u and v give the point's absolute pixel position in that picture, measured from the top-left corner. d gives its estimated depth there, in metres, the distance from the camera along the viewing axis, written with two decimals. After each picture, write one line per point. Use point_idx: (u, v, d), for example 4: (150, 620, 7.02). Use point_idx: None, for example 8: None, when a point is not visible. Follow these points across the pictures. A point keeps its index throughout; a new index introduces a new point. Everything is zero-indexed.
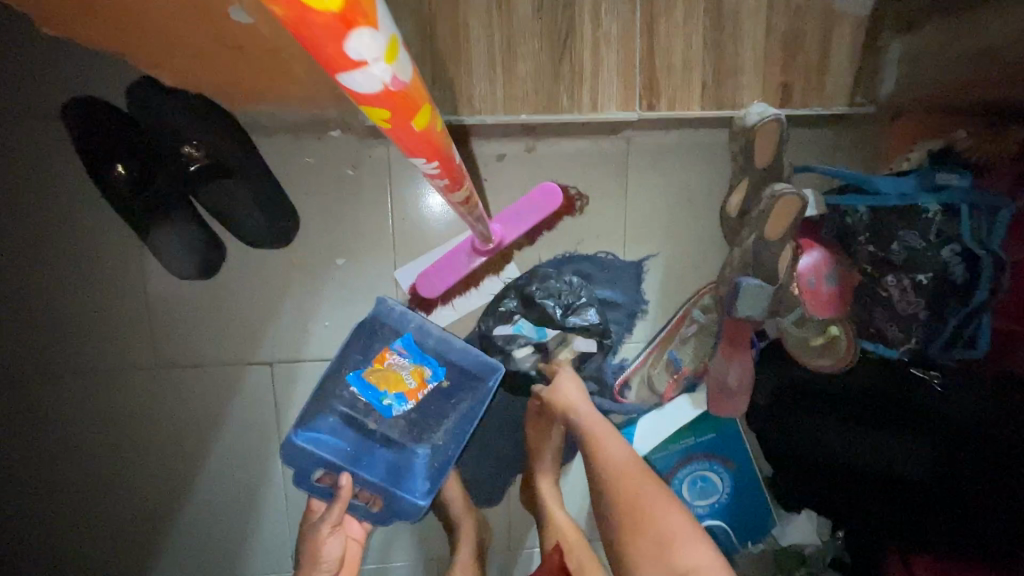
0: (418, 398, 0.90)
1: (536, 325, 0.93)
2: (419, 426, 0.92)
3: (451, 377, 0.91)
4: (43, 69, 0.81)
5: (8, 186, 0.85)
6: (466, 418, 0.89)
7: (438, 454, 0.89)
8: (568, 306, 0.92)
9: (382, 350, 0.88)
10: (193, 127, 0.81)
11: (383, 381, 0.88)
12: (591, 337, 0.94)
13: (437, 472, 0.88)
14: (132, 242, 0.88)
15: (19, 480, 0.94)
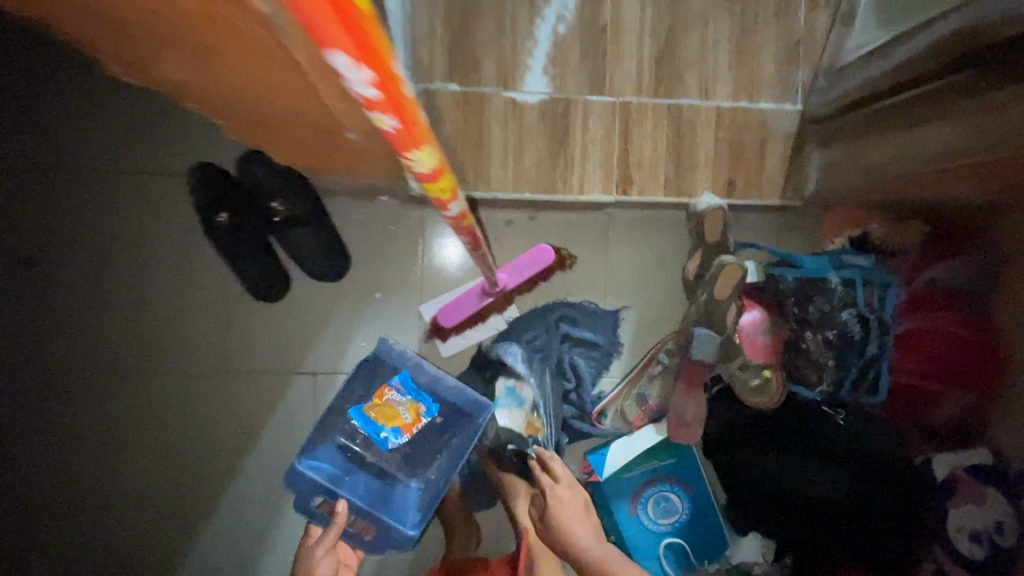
0: (411, 432, 1.07)
1: (505, 391, 1.11)
2: (415, 462, 1.11)
3: (445, 415, 1.12)
4: (181, 144, 1.12)
5: (137, 224, 1.13)
6: (455, 454, 1.08)
7: (429, 486, 1.06)
8: (569, 333, 1.18)
9: (382, 386, 1.07)
10: (280, 189, 1.07)
11: (381, 415, 1.04)
12: (585, 357, 1.20)
13: (427, 504, 1.04)
14: (220, 272, 1.14)
15: (99, 459, 1.15)
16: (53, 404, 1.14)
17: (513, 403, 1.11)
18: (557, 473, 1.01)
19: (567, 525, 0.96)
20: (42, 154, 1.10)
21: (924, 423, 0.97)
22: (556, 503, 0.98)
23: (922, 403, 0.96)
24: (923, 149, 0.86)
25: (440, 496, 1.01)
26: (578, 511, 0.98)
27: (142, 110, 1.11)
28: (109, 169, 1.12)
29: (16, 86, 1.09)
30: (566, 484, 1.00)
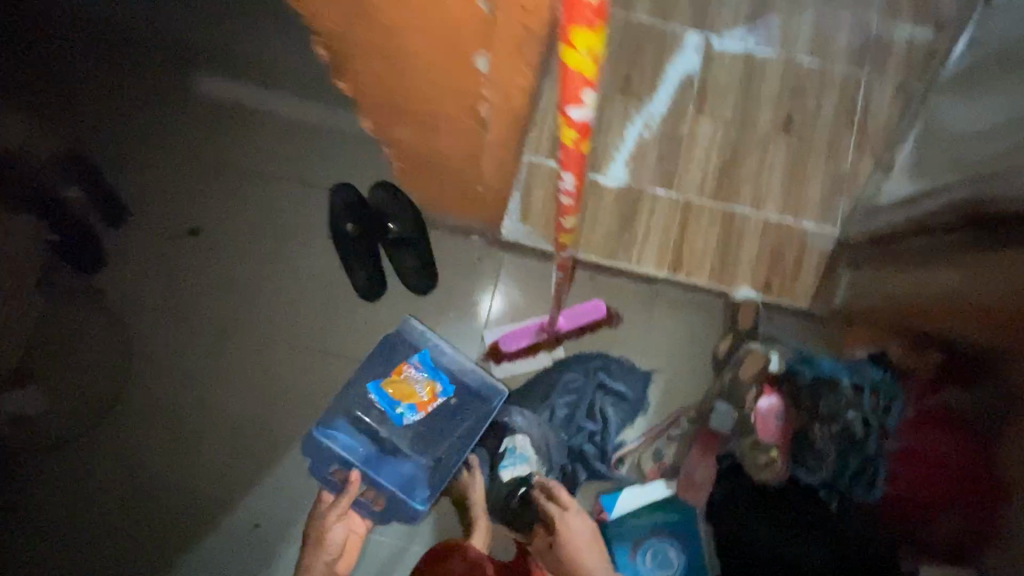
0: (427, 410, 1.28)
1: (518, 453, 1.28)
2: (428, 440, 1.29)
3: (460, 397, 1.31)
4: (331, 168, 1.43)
5: (281, 220, 1.43)
6: (465, 434, 1.28)
7: (439, 464, 1.27)
8: (606, 381, 1.34)
9: (402, 365, 1.30)
10: (399, 216, 1.35)
11: (400, 391, 1.27)
12: (614, 406, 1.35)
13: (435, 482, 1.26)
14: (333, 270, 1.40)
15: (194, 399, 1.38)
16: (175, 346, 1.39)
17: (514, 461, 1.28)
18: (562, 501, 1.20)
19: (575, 547, 1.15)
20: (235, 155, 1.45)
21: (912, 529, 1.11)
22: (564, 527, 1.17)
23: (917, 514, 1.10)
24: (923, 291, 1.05)
25: (448, 478, 1.24)
26: (583, 534, 1.17)
27: (311, 138, 1.44)
28: (274, 175, 1.44)
29: (228, 106, 1.46)
30: (571, 511, 1.19)
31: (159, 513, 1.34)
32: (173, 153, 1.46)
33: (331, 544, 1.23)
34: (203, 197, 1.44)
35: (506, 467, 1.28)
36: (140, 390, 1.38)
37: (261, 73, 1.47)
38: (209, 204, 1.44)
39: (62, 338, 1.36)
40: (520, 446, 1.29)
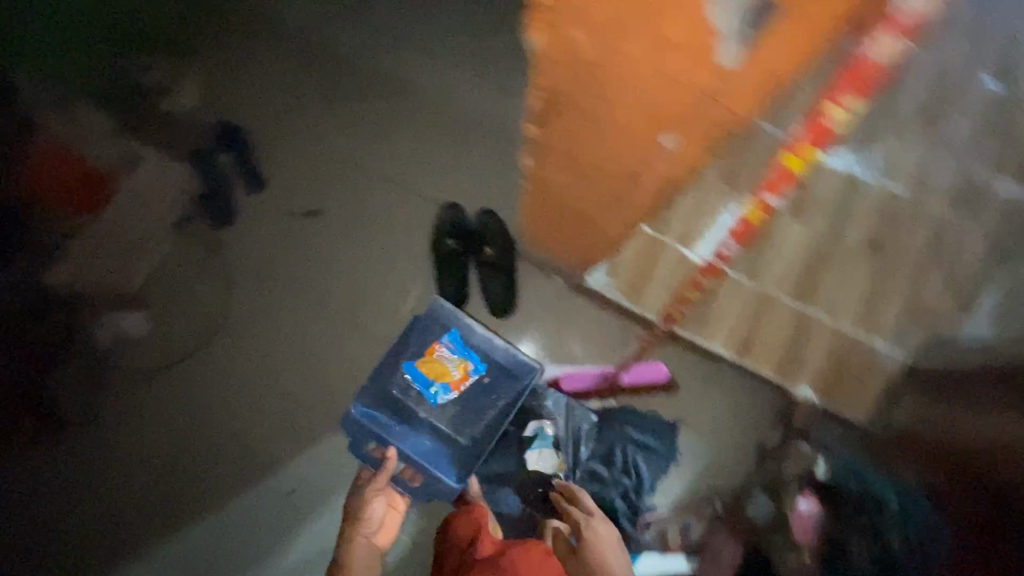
0: (459, 388, 1.33)
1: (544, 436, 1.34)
2: (463, 418, 1.33)
3: (492, 376, 1.35)
4: (441, 181, 1.54)
5: (386, 219, 1.56)
6: (501, 412, 1.32)
7: (476, 442, 1.31)
8: (645, 441, 1.38)
9: (433, 344, 1.36)
10: (496, 243, 1.48)
11: (433, 370, 1.33)
12: (650, 469, 1.38)
13: (471, 460, 1.29)
14: (422, 275, 1.52)
15: (272, 360, 1.50)
16: (267, 308, 1.53)
17: (542, 444, 1.34)
18: (585, 503, 1.24)
19: (601, 550, 1.17)
20: (359, 150, 1.58)
21: None
22: (591, 530, 1.19)
23: None
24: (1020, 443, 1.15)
25: (484, 454, 1.28)
26: (608, 539, 1.19)
27: (428, 149, 1.55)
28: (389, 177, 1.57)
29: (365, 107, 1.61)
30: (597, 516, 1.21)
31: (216, 457, 1.45)
32: (305, 134, 1.59)
33: (371, 519, 1.31)
34: (325, 183, 1.58)
35: (533, 449, 1.34)
36: (227, 342, 1.50)
37: None
38: (329, 190, 1.58)
39: (178, 280, 1.53)
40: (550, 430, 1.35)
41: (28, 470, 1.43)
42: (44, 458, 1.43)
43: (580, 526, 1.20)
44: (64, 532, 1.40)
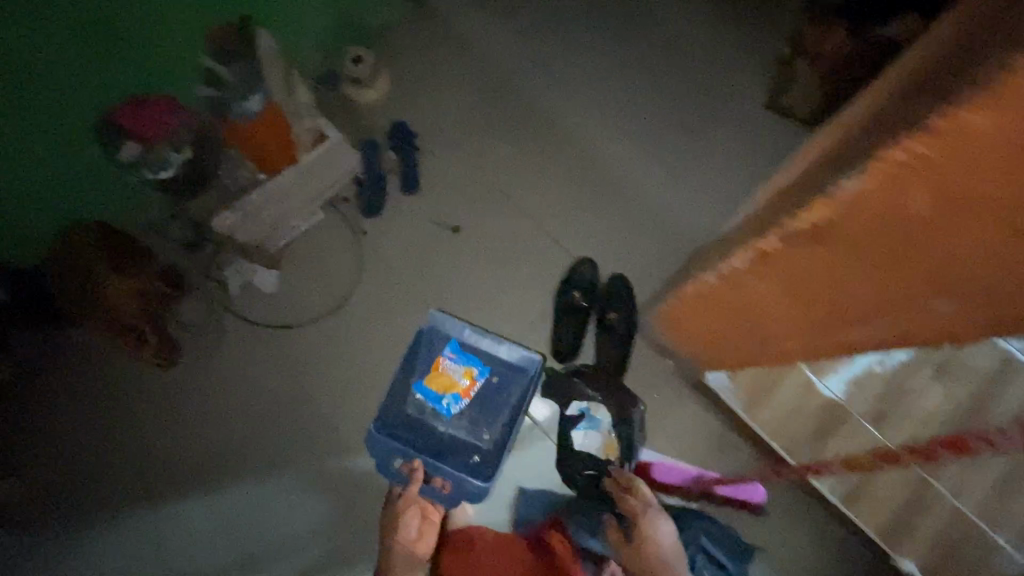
0: (470, 395, 1.34)
1: (586, 421, 1.43)
2: (479, 419, 1.35)
3: (501, 374, 1.39)
4: (587, 241, 1.60)
5: (522, 256, 1.60)
6: (514, 407, 1.36)
7: (496, 441, 1.34)
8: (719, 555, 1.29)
9: (437, 359, 1.38)
10: (622, 312, 1.48)
11: (442, 384, 1.33)
12: None
13: (494, 458, 1.32)
14: (541, 319, 1.53)
15: (375, 354, 1.53)
16: (386, 303, 1.57)
17: (588, 426, 1.43)
18: (640, 495, 1.23)
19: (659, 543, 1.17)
20: (517, 187, 1.66)
21: None
22: (648, 521, 1.19)
23: None
24: None
25: (505, 450, 1.31)
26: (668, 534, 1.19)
27: (583, 209, 1.63)
28: (536, 220, 1.63)
29: (533, 149, 1.68)
30: (654, 508, 1.20)
31: (301, 429, 1.49)
32: (473, 157, 1.67)
33: (407, 531, 1.27)
34: (476, 206, 1.64)
35: (580, 428, 1.43)
36: (343, 325, 1.55)
37: (574, 139, 1.68)
38: (478, 212, 1.64)
39: (316, 253, 1.60)
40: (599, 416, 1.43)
41: (135, 392, 1.48)
42: (152, 385, 1.49)
43: (634, 518, 1.21)
44: (145, 456, 1.45)
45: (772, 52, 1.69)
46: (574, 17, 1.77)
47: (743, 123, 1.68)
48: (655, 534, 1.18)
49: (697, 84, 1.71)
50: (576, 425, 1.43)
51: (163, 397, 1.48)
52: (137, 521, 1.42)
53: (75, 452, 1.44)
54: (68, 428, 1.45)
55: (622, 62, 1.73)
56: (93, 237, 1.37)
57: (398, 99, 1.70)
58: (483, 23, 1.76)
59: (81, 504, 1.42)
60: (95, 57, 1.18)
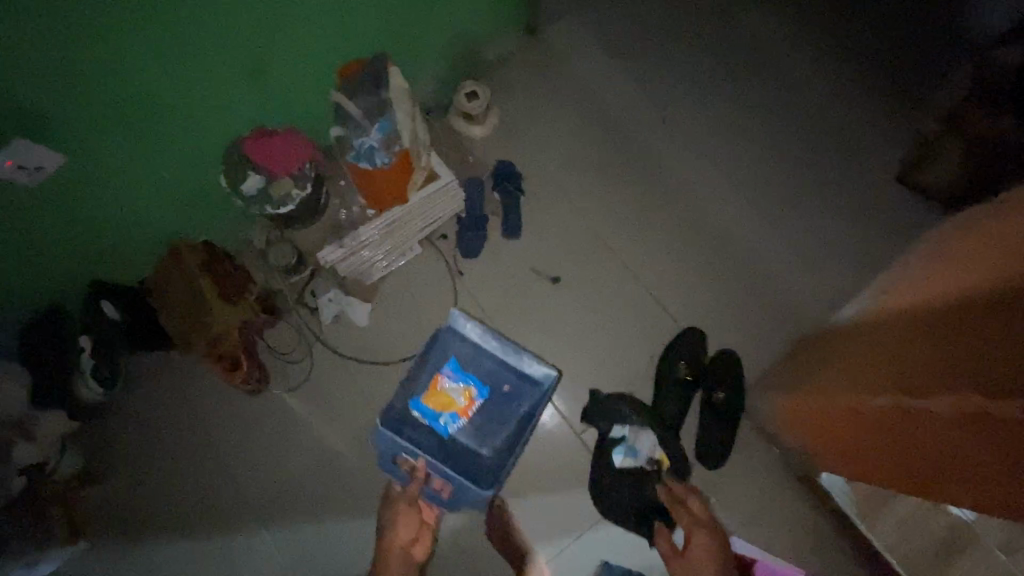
0: (468, 414, 1.32)
1: (624, 443, 1.40)
2: (485, 427, 1.33)
3: (512, 384, 1.37)
4: (692, 306, 1.52)
5: (622, 315, 1.52)
6: (522, 420, 1.33)
7: (499, 451, 1.32)
8: None
9: (436, 377, 1.34)
10: (729, 392, 1.41)
11: (439, 402, 1.31)
12: None
13: (497, 467, 1.30)
14: (639, 386, 1.46)
15: None
16: None
17: (629, 450, 1.39)
18: (693, 505, 1.25)
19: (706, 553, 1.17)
20: (623, 241, 1.57)
21: None
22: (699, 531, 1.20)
23: None
24: None
25: (511, 462, 1.28)
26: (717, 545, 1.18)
27: (689, 272, 1.55)
28: (640, 278, 1.54)
29: (641, 201, 1.60)
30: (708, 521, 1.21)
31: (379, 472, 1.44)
32: (580, 204, 1.59)
33: (405, 533, 1.25)
34: (579, 257, 1.57)
35: (619, 451, 1.39)
36: None
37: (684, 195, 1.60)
38: (578, 262, 1.56)
39: (409, 287, 1.53)
40: (639, 440, 1.39)
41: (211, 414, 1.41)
42: (233, 409, 1.42)
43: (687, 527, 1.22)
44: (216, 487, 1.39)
45: (909, 124, 1.58)
46: (702, 65, 1.67)
47: (872, 198, 1.56)
48: (711, 546, 1.17)
49: (825, 148, 1.60)
50: (615, 448, 1.40)
51: (241, 422, 1.42)
52: (198, 551, 1.36)
53: (147, 470, 1.38)
54: (144, 445, 1.40)
55: (749, 117, 1.63)
56: (201, 258, 1.35)
57: (509, 136, 1.63)
58: (606, 64, 1.68)
59: (145, 526, 1.35)
60: (236, 84, 1.15)
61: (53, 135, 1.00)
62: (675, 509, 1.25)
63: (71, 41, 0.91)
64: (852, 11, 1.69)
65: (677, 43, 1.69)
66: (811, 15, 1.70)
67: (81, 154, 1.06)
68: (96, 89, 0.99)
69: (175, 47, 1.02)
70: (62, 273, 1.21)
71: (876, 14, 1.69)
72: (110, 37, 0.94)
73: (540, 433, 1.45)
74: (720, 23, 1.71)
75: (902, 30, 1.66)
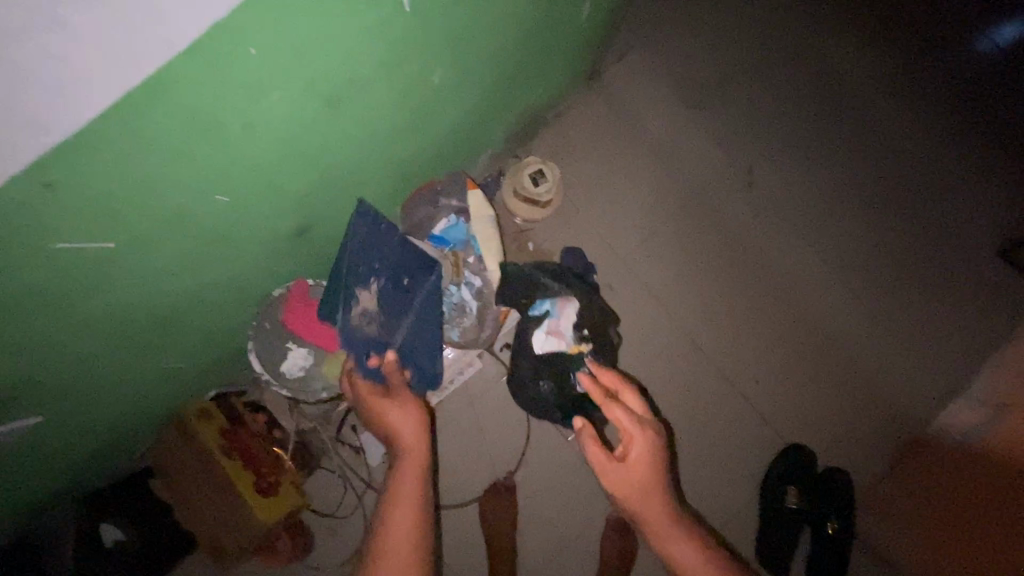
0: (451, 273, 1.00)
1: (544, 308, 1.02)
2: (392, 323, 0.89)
3: (415, 271, 0.92)
4: (792, 411, 1.36)
5: (718, 427, 1.35)
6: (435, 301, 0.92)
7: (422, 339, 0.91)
8: None
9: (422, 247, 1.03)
10: (845, 521, 1.29)
11: None
12: None
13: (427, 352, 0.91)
14: (741, 508, 1.31)
15: (547, 546, 1.27)
16: (558, 480, 1.30)
17: (552, 325, 1.02)
18: (627, 395, 0.85)
19: (655, 449, 0.78)
20: (712, 338, 1.38)
21: None
22: (642, 426, 0.79)
23: None
24: None
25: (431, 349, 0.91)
26: (660, 436, 0.80)
27: (787, 370, 1.38)
28: (733, 380, 1.37)
29: (728, 285, 1.40)
30: (638, 400, 0.85)
31: None
32: (658, 295, 1.38)
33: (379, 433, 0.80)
34: (665, 360, 1.36)
35: (538, 327, 1.02)
36: (507, 509, 1.27)
37: (773, 278, 1.42)
38: (663, 365, 1.36)
39: (477, 411, 1.31)
40: (563, 314, 1.03)
41: None
42: None
43: (624, 429, 0.79)
44: None
45: (1000, 190, 1.47)
46: (777, 125, 1.49)
47: (974, 277, 1.42)
48: (656, 450, 0.78)
49: (917, 222, 1.45)
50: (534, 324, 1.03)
51: None
52: None
53: None
54: None
55: (836, 189, 1.46)
56: (216, 428, 1.02)
57: (573, 220, 1.38)
58: (678, 127, 1.46)
59: None
60: (277, 258, 0.79)
61: (24, 410, 0.64)
62: (608, 406, 0.81)
63: (56, 317, 0.54)
64: (927, 66, 1.56)
65: (751, 104, 1.50)
66: (890, 68, 1.55)
67: (70, 405, 0.70)
68: (88, 343, 0.62)
69: (207, 263, 0.65)
70: (31, 502, 0.88)
71: (952, 69, 1.57)
72: (104, 285, 0.55)
73: (500, 409, 1.32)
74: (795, 79, 1.53)
75: (978, 87, 1.55)
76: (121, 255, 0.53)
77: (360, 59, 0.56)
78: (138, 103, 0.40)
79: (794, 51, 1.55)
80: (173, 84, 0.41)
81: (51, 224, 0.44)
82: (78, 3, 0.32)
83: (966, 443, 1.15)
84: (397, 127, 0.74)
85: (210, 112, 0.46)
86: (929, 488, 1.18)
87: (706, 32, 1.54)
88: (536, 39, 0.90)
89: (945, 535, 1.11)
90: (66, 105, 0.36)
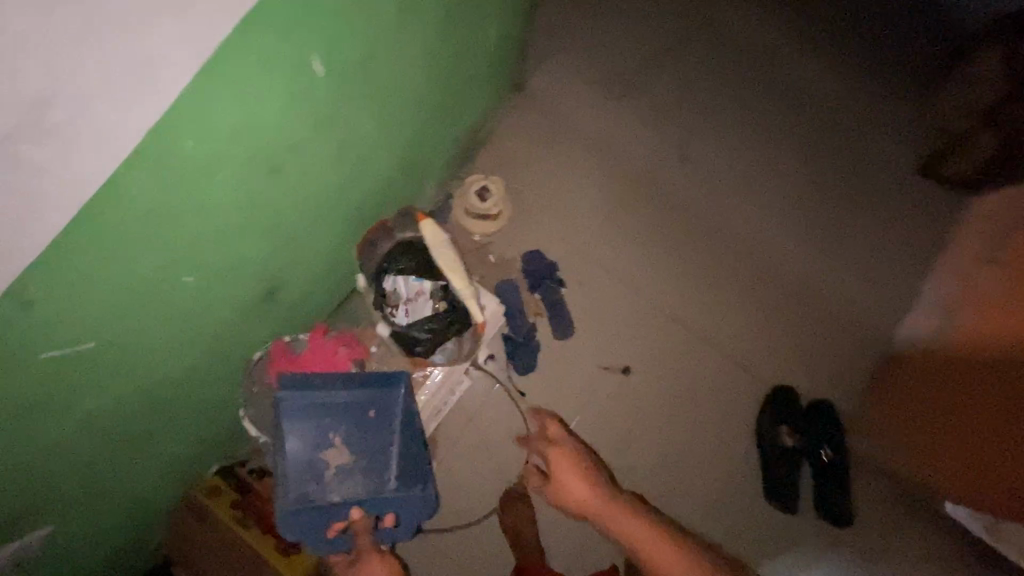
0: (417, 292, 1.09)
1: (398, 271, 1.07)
2: (370, 468, 1.01)
3: (375, 406, 1.02)
4: (769, 356, 1.44)
5: (706, 386, 1.41)
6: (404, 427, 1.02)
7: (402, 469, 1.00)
8: None
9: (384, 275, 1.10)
10: (837, 447, 1.37)
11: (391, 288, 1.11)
12: None
13: (412, 477, 1.00)
14: (743, 456, 1.38)
15: (571, 537, 1.31)
16: None
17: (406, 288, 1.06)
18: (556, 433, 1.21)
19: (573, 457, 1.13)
20: (682, 306, 1.46)
21: None
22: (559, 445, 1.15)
23: None
24: None
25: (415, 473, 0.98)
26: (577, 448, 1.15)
27: (756, 319, 1.46)
28: (709, 339, 1.44)
29: (685, 254, 1.48)
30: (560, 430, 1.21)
31: None
32: (623, 278, 1.45)
33: None
34: (643, 336, 1.43)
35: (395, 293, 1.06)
36: (526, 511, 1.30)
37: (724, 238, 1.50)
38: (642, 341, 1.43)
39: (478, 426, 1.35)
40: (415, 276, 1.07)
41: None
42: None
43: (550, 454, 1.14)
44: None
45: (905, 116, 1.59)
46: (696, 98, 1.59)
47: (903, 200, 1.53)
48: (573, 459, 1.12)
49: (842, 160, 1.56)
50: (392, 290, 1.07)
51: None
52: None
53: None
54: None
55: (762, 145, 1.57)
56: (229, 500, 1.03)
57: (530, 224, 1.44)
58: (609, 119, 1.54)
59: None
60: (254, 321, 0.83)
61: (40, 516, 0.65)
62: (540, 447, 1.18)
63: (59, 419, 0.57)
64: (817, 19, 1.69)
65: (669, 84, 1.59)
66: (786, 27, 1.68)
67: (83, 504, 0.72)
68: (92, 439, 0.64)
69: (189, 339, 0.69)
70: None
71: (840, 17, 1.70)
72: (97, 380, 0.58)
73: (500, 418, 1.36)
74: (703, 54, 1.63)
75: (866, 29, 1.69)
76: (109, 347, 0.56)
77: (295, 128, 0.61)
78: (98, 206, 0.44)
79: (696, 28, 1.66)
80: (126, 183, 0.45)
81: (39, 331, 0.47)
82: (28, 139, 0.36)
83: (929, 346, 1.23)
84: (342, 177, 0.79)
85: (164, 202, 0.50)
86: (908, 395, 1.25)
87: (614, 28, 1.63)
88: (456, 68, 0.97)
89: (929, 434, 1.18)
90: (36, 222, 0.40)
